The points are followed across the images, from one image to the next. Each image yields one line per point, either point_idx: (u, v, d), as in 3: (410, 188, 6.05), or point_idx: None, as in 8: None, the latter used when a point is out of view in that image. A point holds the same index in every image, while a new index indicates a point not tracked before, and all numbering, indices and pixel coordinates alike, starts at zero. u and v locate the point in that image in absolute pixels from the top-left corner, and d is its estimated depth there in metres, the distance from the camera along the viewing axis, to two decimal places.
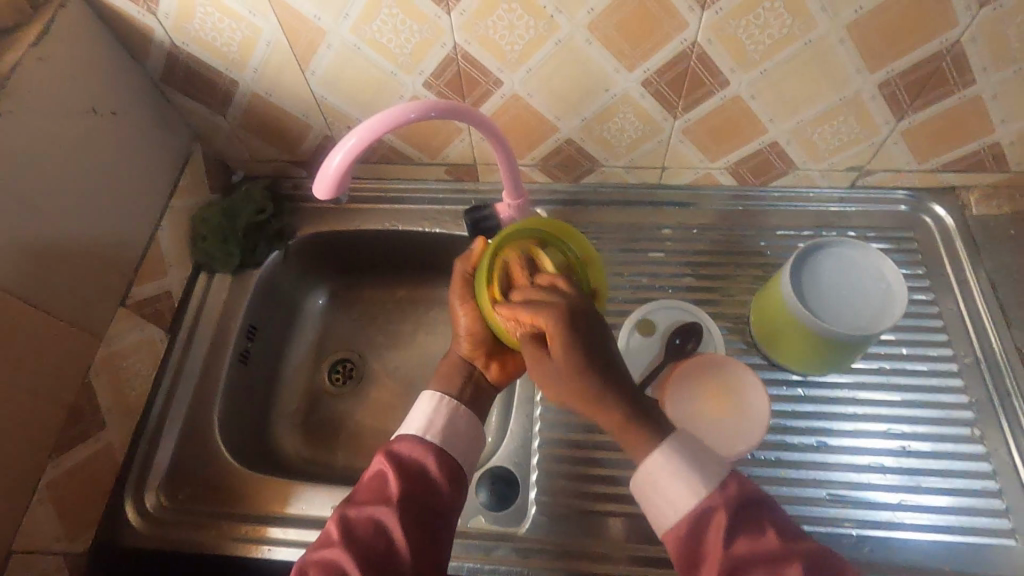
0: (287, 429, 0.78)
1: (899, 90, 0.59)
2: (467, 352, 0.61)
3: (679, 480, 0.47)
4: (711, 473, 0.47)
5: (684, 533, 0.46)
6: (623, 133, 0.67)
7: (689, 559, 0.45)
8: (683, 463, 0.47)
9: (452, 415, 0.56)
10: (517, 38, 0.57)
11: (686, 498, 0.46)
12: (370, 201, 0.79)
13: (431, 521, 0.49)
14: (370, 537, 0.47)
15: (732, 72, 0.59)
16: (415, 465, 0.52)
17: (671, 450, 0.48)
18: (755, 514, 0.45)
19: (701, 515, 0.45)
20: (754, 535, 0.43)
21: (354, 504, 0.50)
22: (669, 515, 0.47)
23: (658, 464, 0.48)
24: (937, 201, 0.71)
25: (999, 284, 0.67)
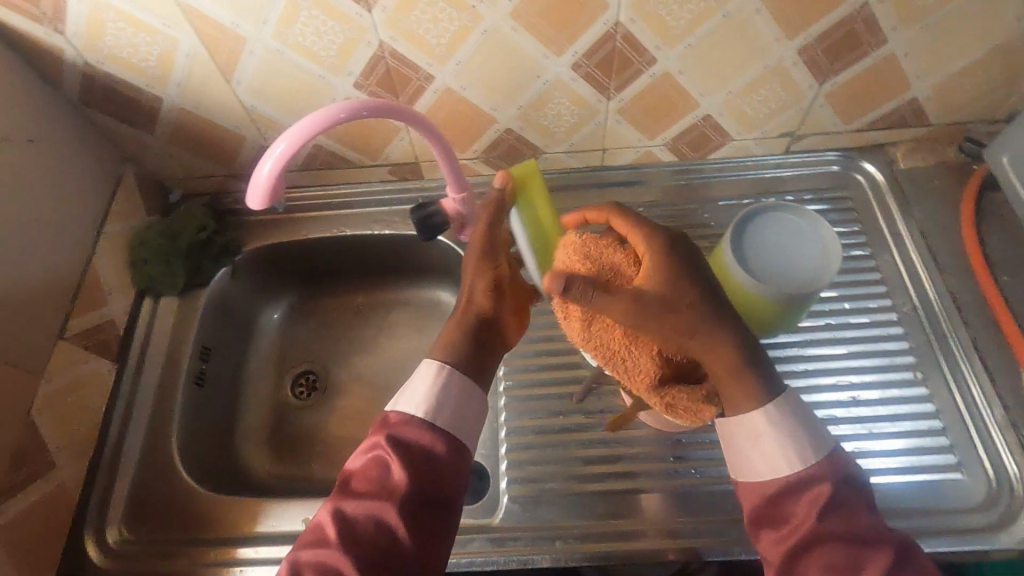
0: (253, 448, 0.76)
1: (818, 54, 0.61)
2: (482, 305, 0.54)
3: (787, 445, 0.47)
4: (818, 449, 0.47)
5: (772, 491, 0.47)
6: (560, 118, 0.68)
7: (770, 515, 0.46)
8: (795, 430, 0.47)
9: (451, 390, 0.51)
10: (442, 31, 0.57)
11: (790, 461, 0.47)
12: (315, 209, 0.78)
13: (432, 510, 0.48)
14: (370, 534, 0.46)
15: (658, 49, 0.59)
16: (418, 451, 0.49)
17: (793, 412, 0.48)
18: (854, 498, 0.45)
19: (801, 481, 0.46)
20: (851, 517, 0.44)
21: (349, 495, 0.48)
22: (766, 470, 0.47)
23: (769, 422, 0.47)
24: (867, 159, 0.74)
25: (930, 233, 0.69)
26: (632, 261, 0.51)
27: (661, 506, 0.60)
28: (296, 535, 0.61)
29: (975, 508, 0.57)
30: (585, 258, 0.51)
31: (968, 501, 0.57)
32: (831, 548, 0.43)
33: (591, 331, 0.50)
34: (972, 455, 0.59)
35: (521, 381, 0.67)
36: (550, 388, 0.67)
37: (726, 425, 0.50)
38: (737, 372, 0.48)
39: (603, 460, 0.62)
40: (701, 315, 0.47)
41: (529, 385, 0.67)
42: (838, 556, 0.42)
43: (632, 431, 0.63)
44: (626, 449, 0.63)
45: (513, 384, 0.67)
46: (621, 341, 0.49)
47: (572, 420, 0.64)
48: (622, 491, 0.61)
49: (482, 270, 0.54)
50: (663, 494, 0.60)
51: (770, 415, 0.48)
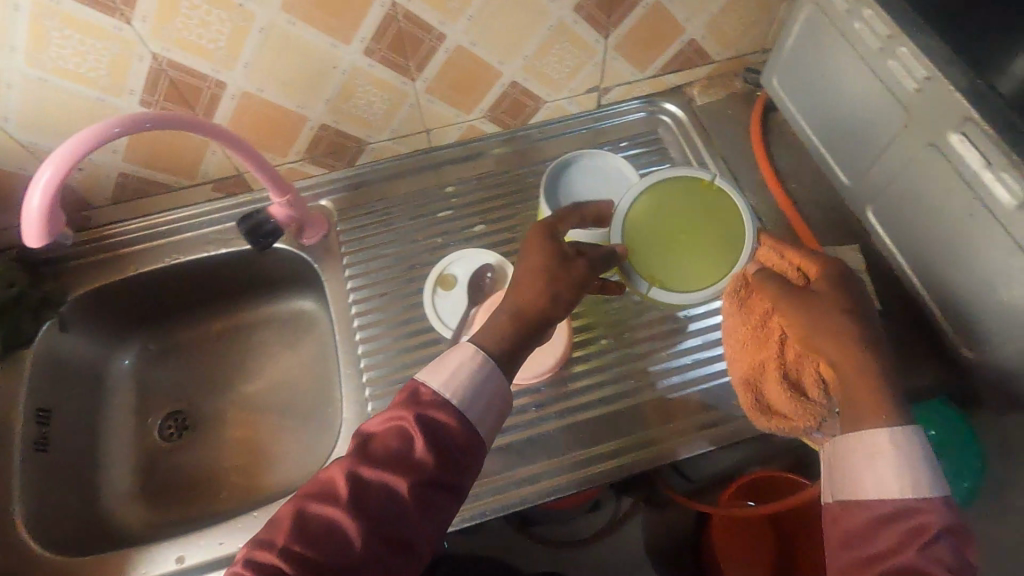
0: (124, 503, 0.72)
1: (594, 10, 0.65)
2: (539, 305, 0.49)
3: (902, 475, 0.42)
4: (937, 485, 0.42)
5: (876, 514, 0.42)
6: (372, 106, 0.68)
7: (862, 535, 0.42)
8: (916, 459, 0.42)
9: (490, 378, 0.48)
10: (216, 35, 0.56)
11: (903, 488, 0.41)
12: (142, 240, 0.73)
13: (443, 493, 0.44)
14: (378, 501, 0.43)
15: (443, 25, 0.61)
16: (445, 432, 0.46)
17: (916, 449, 0.43)
18: (963, 545, 0.39)
19: (909, 509, 0.41)
20: (955, 557, 0.38)
21: (367, 457, 0.44)
22: (871, 491, 0.43)
23: (890, 442, 0.43)
24: (669, 100, 0.80)
25: (730, 157, 0.76)
26: (805, 290, 0.50)
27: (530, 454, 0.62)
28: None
29: None
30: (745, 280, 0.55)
31: None
32: None
33: (742, 337, 0.57)
34: None
35: (383, 369, 0.67)
36: (411, 369, 0.67)
37: (844, 442, 0.45)
38: (859, 367, 0.46)
39: None
40: (831, 333, 0.47)
41: (390, 371, 0.67)
42: None
43: None
44: None
45: (374, 374, 0.67)
46: (751, 351, 0.56)
47: None
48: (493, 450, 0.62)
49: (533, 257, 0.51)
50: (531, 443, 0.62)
51: (902, 439, 0.43)
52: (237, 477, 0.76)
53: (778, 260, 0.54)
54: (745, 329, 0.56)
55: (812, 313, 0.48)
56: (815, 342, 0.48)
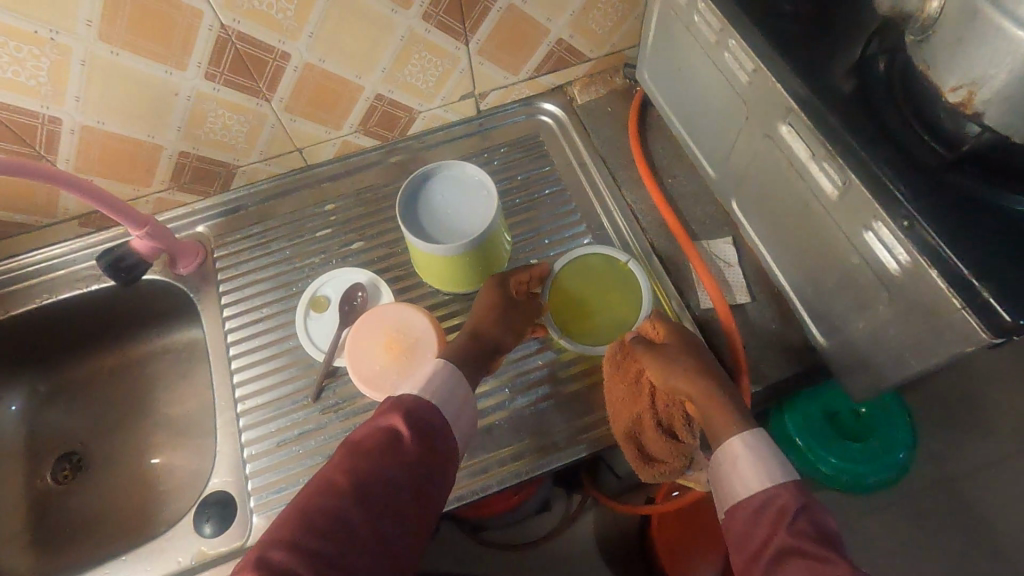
0: (10, 553, 0.70)
1: (444, 18, 0.64)
2: (487, 332, 0.57)
3: (760, 470, 0.46)
4: (788, 474, 0.46)
5: (750, 513, 0.45)
6: (230, 129, 0.67)
7: (743, 536, 0.45)
8: (767, 454, 0.47)
9: (460, 384, 0.53)
10: (34, 71, 0.54)
11: (763, 481, 0.46)
12: (8, 283, 0.71)
13: (433, 484, 0.47)
14: (378, 494, 0.44)
15: (282, 43, 0.60)
16: (431, 430, 0.49)
17: (764, 447, 0.48)
18: (821, 519, 0.43)
19: (769, 498, 0.45)
20: (816, 527, 0.42)
21: (360, 453, 0.46)
22: (742, 492, 0.46)
23: (742, 444, 0.48)
24: (549, 101, 0.80)
25: (610, 155, 0.75)
26: (659, 344, 0.56)
27: None
28: None
29: None
30: (617, 347, 0.59)
31: None
32: (794, 564, 0.39)
33: (613, 403, 0.58)
34: None
35: (258, 398, 0.66)
36: (287, 395, 0.65)
37: (714, 458, 0.50)
38: (717, 399, 0.52)
39: None
40: (690, 375, 0.53)
41: (265, 400, 0.65)
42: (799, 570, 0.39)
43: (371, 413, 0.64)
44: None
45: (249, 403, 0.66)
46: (628, 414, 0.57)
47: (310, 420, 0.64)
48: None
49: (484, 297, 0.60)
50: None
51: (748, 441, 0.48)
52: (129, 516, 0.74)
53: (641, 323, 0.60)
54: (619, 391, 0.58)
55: (664, 359, 0.54)
56: (675, 386, 0.54)
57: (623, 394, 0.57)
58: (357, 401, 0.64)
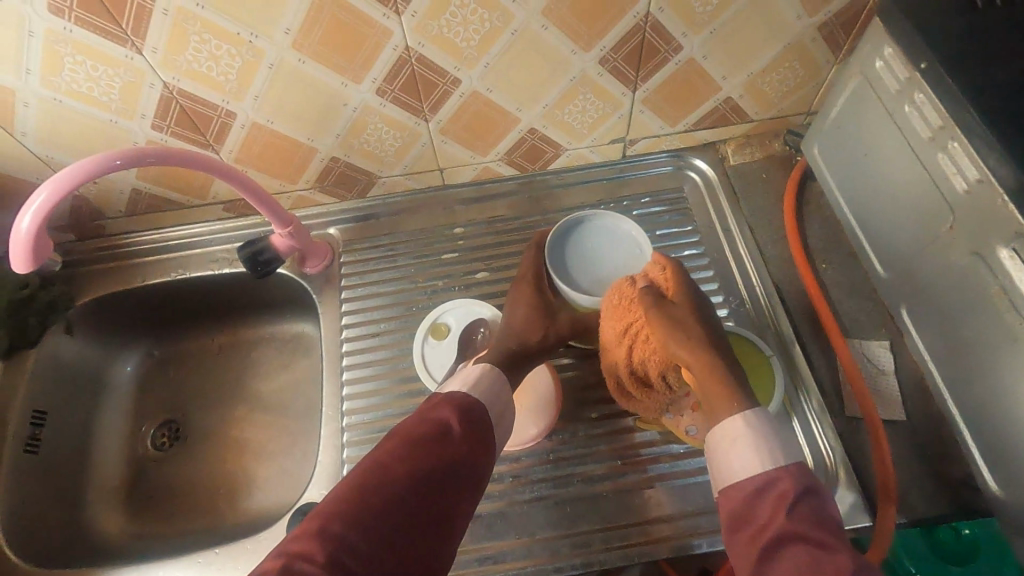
0: (105, 511, 0.73)
1: (620, 64, 0.61)
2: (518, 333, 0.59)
3: (760, 446, 0.46)
4: (789, 454, 0.46)
5: (746, 496, 0.45)
6: (383, 142, 0.67)
7: (739, 519, 0.45)
8: (766, 432, 0.47)
9: (506, 386, 0.55)
10: (226, 68, 0.55)
11: (761, 464, 0.46)
12: (150, 253, 0.74)
13: (476, 475, 0.48)
14: (425, 477, 0.45)
15: (458, 70, 0.59)
16: (478, 424, 0.51)
17: (764, 423, 0.47)
18: (821, 505, 0.43)
19: (769, 484, 0.44)
20: (817, 514, 0.42)
21: (413, 443, 0.47)
22: (739, 473, 0.46)
23: (740, 423, 0.48)
24: (699, 157, 0.76)
25: (758, 226, 0.71)
26: (665, 298, 0.53)
27: (498, 529, 0.58)
28: None
29: None
30: (623, 289, 0.55)
31: None
32: (792, 549, 0.40)
33: (602, 332, 0.57)
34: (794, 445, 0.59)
35: (364, 414, 0.65)
36: (392, 417, 0.65)
37: (711, 434, 0.49)
38: (712, 369, 0.49)
39: None
40: (685, 342, 0.50)
41: (370, 418, 0.65)
42: (798, 555, 0.39)
43: None
44: None
45: (355, 418, 0.65)
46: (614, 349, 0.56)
47: None
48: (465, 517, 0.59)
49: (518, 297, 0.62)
50: (501, 516, 0.59)
51: (749, 419, 0.47)
52: (217, 496, 0.75)
53: (646, 262, 0.57)
54: (607, 330, 0.55)
55: (665, 323, 0.51)
56: (669, 346, 0.51)
57: (613, 340, 0.55)
58: None
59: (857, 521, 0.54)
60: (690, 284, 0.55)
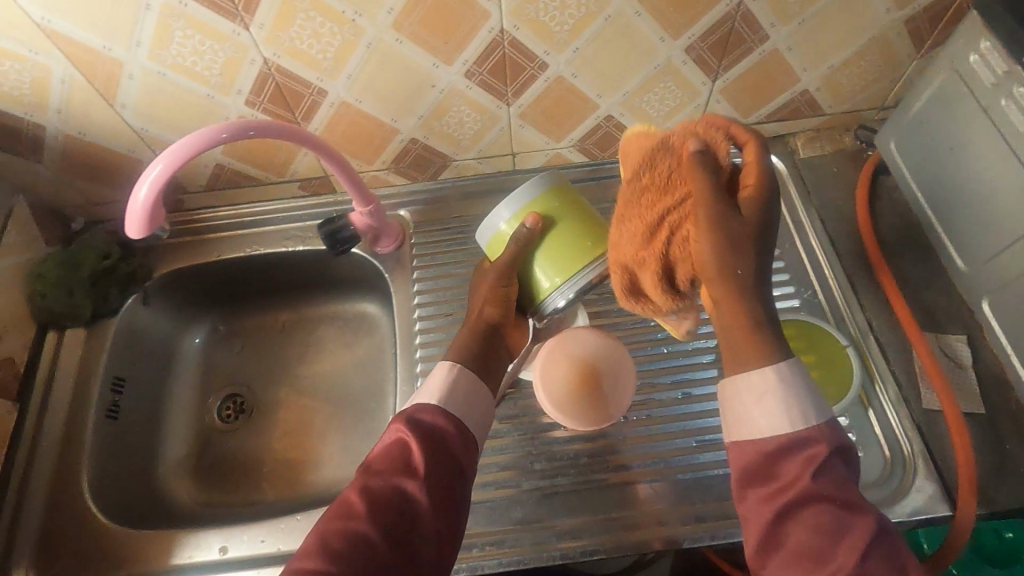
0: (176, 478, 0.74)
1: (706, 53, 0.62)
2: (490, 316, 0.59)
3: (790, 403, 0.45)
4: (816, 412, 0.45)
5: (769, 449, 0.45)
6: (463, 125, 0.68)
7: (760, 472, 0.45)
8: (799, 389, 0.45)
9: (471, 387, 0.55)
10: (326, 46, 0.56)
11: (791, 422, 0.44)
12: (227, 228, 0.76)
13: (450, 490, 0.48)
14: (391, 508, 0.46)
15: (547, 54, 0.60)
16: (436, 431, 0.51)
17: (797, 378, 0.46)
18: (843, 463, 0.43)
19: (798, 442, 0.44)
20: (839, 474, 0.42)
21: (374, 474, 0.49)
22: (765, 426, 0.45)
23: (775, 374, 0.46)
24: (769, 150, 0.76)
25: (829, 219, 0.71)
26: (723, 194, 0.47)
27: (575, 506, 0.59)
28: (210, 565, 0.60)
29: (874, 483, 0.56)
30: (667, 178, 0.48)
31: (867, 477, 0.57)
32: (817, 509, 0.41)
33: (624, 219, 0.50)
34: (871, 434, 0.59)
35: None
36: None
37: (730, 384, 0.48)
38: (738, 297, 0.48)
39: (520, 464, 0.61)
40: (725, 257, 0.47)
41: None
42: (823, 518, 0.40)
43: (547, 433, 0.63)
44: (542, 451, 0.62)
45: None
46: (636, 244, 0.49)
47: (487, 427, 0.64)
48: (547, 495, 0.60)
49: (482, 278, 0.60)
50: (577, 493, 0.60)
51: (782, 373, 0.46)
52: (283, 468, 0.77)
53: (709, 128, 0.48)
54: (633, 223, 0.49)
55: (715, 234, 0.47)
56: (707, 257, 0.47)
57: (634, 236, 0.49)
58: (534, 418, 0.64)
59: (935, 512, 0.55)
60: (759, 180, 0.49)
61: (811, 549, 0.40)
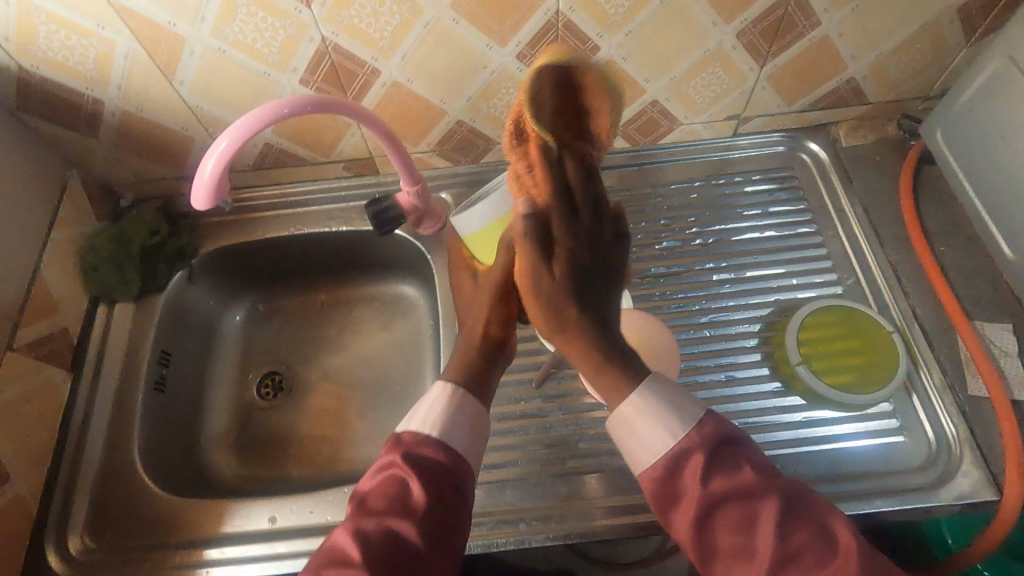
0: (218, 451, 0.76)
1: (756, 38, 0.62)
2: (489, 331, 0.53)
3: (656, 422, 0.43)
4: (689, 413, 0.43)
5: (660, 474, 0.42)
6: (510, 108, 0.68)
7: (666, 498, 0.42)
8: (662, 402, 0.44)
9: (471, 415, 0.49)
10: (384, 25, 0.57)
11: (664, 434, 0.43)
12: (271, 207, 0.77)
13: (447, 534, 0.43)
14: (387, 555, 0.40)
15: (600, 36, 0.60)
16: (436, 467, 0.45)
17: (657, 387, 0.44)
18: (737, 455, 0.42)
19: (680, 454, 0.42)
20: (735, 467, 0.41)
21: (368, 515, 0.43)
22: (647, 453, 0.43)
23: (631, 401, 0.44)
24: (811, 138, 0.76)
25: (871, 208, 0.71)
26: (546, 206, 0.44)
27: (621, 484, 0.60)
28: (260, 534, 0.61)
29: (919, 467, 0.57)
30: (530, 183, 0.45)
31: (911, 461, 0.57)
32: (726, 508, 0.40)
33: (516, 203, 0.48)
34: (915, 420, 0.59)
35: None
36: (509, 374, 0.67)
37: (613, 410, 0.45)
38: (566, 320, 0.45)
39: (565, 442, 0.62)
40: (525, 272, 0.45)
41: None
42: (735, 516, 0.40)
43: (591, 413, 0.64)
44: (586, 430, 0.63)
45: None
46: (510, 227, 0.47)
47: (531, 405, 0.65)
48: (593, 473, 0.61)
49: (477, 294, 0.53)
50: (623, 472, 0.60)
51: (642, 390, 0.44)
52: None
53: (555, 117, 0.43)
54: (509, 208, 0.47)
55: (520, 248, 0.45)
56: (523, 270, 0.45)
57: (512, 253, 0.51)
58: (578, 398, 0.65)
59: (982, 497, 0.55)
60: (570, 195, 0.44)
61: (736, 546, 0.40)
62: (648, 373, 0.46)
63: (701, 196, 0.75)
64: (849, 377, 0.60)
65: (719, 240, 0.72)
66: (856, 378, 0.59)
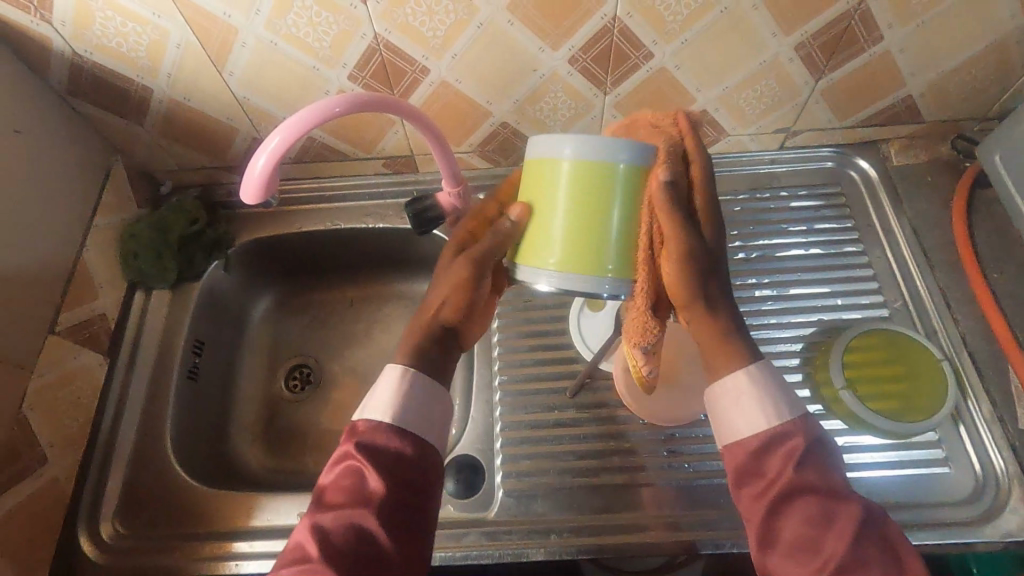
0: (247, 442, 0.76)
1: (815, 51, 0.60)
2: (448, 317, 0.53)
3: (761, 403, 0.46)
4: (793, 408, 0.46)
5: (753, 449, 0.45)
6: (556, 112, 0.67)
7: (748, 473, 0.45)
8: (768, 393, 0.46)
9: (431, 397, 0.50)
10: (438, 24, 0.56)
11: (767, 418, 0.46)
12: (309, 201, 0.77)
13: (410, 514, 0.46)
14: (350, 543, 0.43)
15: (654, 43, 0.59)
16: (392, 454, 0.47)
17: (764, 376, 0.47)
18: (821, 457, 0.44)
19: (778, 438, 0.45)
20: (822, 466, 0.44)
21: (327, 509, 0.46)
22: (744, 427, 0.46)
23: (747, 379, 0.47)
24: (860, 155, 0.74)
25: (921, 229, 0.70)
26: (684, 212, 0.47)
27: (657, 501, 0.59)
28: (291, 530, 0.61)
29: (964, 500, 0.56)
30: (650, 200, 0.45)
31: (956, 494, 0.56)
32: (806, 500, 0.42)
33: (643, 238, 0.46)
34: (961, 451, 0.58)
35: (514, 376, 0.67)
36: (543, 382, 0.66)
37: (713, 390, 0.49)
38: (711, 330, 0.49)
39: (601, 454, 0.62)
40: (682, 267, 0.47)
41: (522, 380, 0.66)
42: (814, 509, 0.42)
43: (626, 425, 0.63)
44: (621, 443, 0.62)
45: (507, 379, 0.67)
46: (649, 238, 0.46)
47: (565, 414, 0.64)
48: (631, 486, 0.60)
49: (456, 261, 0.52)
50: (657, 488, 0.59)
51: (751, 379, 0.47)
52: None
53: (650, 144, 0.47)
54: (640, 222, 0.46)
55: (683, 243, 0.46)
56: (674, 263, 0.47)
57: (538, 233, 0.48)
58: (612, 409, 0.64)
59: None
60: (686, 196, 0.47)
61: (804, 538, 0.41)
62: (763, 359, 0.49)
63: (743, 209, 0.74)
64: (890, 404, 0.58)
65: (762, 255, 0.70)
66: (899, 406, 0.58)
